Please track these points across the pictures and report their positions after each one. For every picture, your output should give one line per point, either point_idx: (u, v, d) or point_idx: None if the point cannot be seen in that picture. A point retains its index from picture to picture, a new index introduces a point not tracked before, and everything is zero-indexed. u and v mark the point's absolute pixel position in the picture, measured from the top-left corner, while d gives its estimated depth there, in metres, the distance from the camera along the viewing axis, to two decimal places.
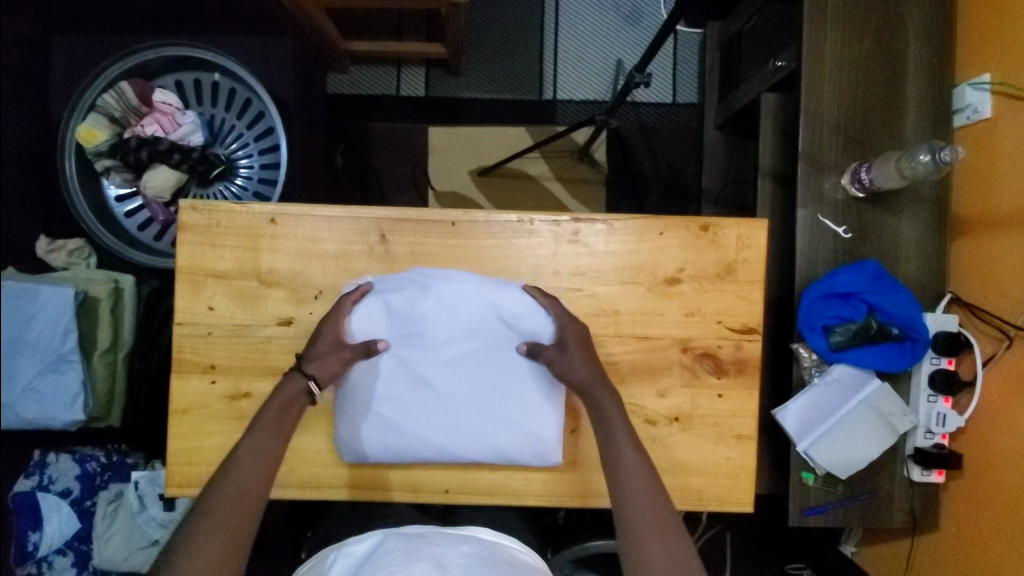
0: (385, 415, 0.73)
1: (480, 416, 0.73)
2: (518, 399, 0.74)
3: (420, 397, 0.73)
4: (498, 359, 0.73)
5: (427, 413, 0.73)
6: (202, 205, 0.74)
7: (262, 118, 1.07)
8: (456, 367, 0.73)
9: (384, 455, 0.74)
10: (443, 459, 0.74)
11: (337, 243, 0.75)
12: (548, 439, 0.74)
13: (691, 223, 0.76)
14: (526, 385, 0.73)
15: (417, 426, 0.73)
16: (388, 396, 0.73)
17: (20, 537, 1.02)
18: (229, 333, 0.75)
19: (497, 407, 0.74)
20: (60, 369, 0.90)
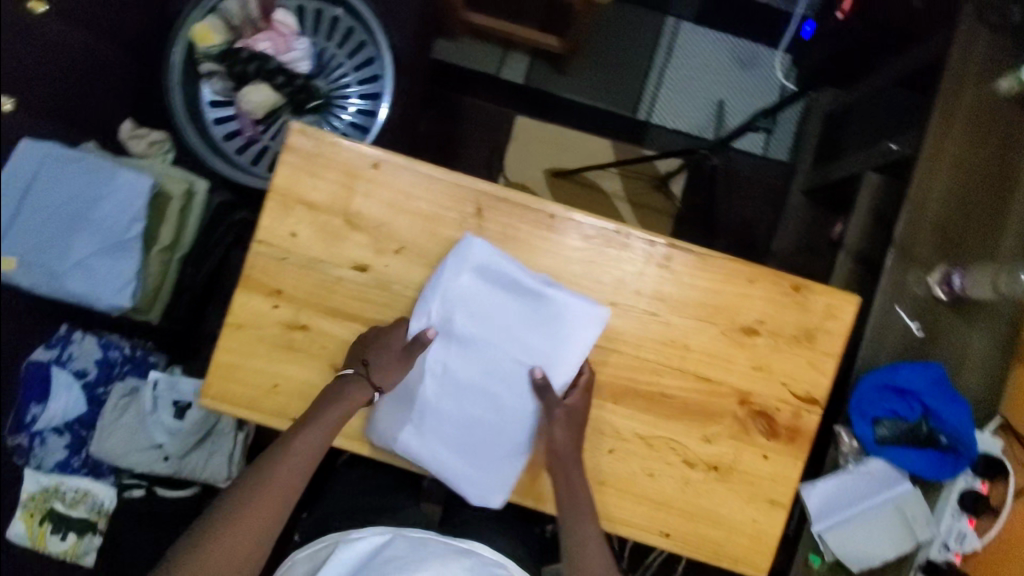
0: (418, 417, 0.71)
1: (502, 381, 0.71)
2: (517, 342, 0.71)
3: (433, 408, 0.71)
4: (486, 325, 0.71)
5: (458, 402, 0.71)
6: (312, 132, 0.73)
7: (371, 65, 1.07)
8: (462, 354, 0.71)
9: (444, 465, 0.72)
10: (494, 436, 0.72)
11: (431, 205, 0.74)
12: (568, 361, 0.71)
13: (783, 279, 0.75)
14: (524, 333, 0.71)
15: (455, 415, 0.71)
16: (411, 424, 0.71)
17: (23, 406, 1.03)
18: (303, 263, 0.74)
19: (506, 361, 0.71)
20: (119, 253, 0.91)
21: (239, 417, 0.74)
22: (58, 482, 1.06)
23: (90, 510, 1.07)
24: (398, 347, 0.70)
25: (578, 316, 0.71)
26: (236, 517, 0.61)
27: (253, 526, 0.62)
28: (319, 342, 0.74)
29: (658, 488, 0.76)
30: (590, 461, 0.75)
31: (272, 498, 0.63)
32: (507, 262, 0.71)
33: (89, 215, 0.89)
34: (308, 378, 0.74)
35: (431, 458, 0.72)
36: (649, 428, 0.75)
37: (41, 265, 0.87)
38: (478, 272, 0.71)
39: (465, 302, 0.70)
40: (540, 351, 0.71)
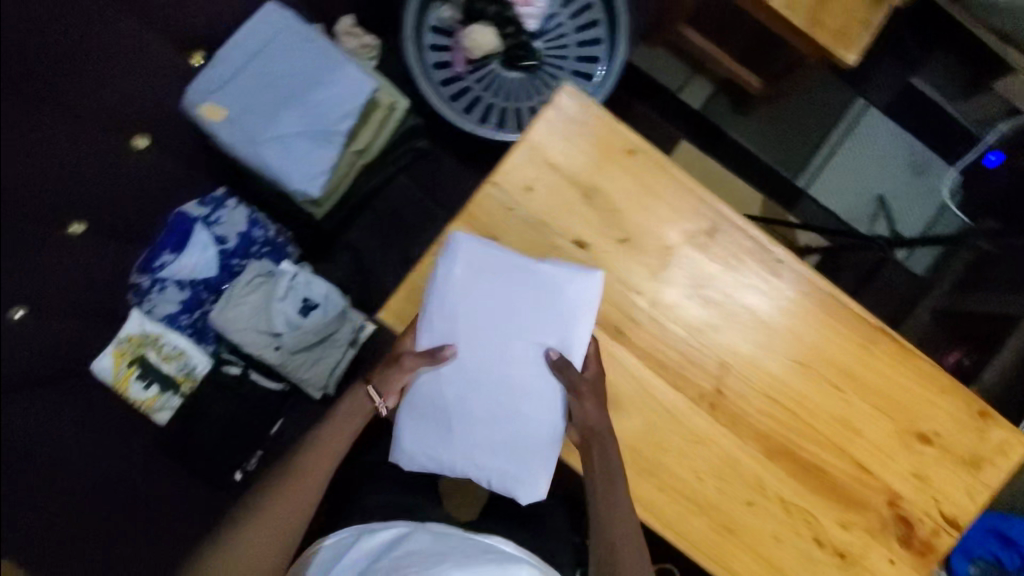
0: (448, 426, 0.66)
1: (523, 369, 0.66)
2: (526, 322, 0.66)
3: (459, 412, 0.66)
4: (493, 318, 0.66)
5: (483, 400, 0.66)
6: (585, 100, 0.73)
7: (596, 46, 1.07)
8: (476, 357, 0.66)
9: (491, 464, 0.66)
10: (528, 427, 0.66)
11: (669, 208, 0.73)
12: (575, 314, 0.67)
13: (972, 401, 0.75)
14: (531, 311, 0.67)
15: (483, 413, 0.66)
16: (431, 440, 0.67)
17: (157, 250, 1.02)
18: (527, 219, 0.73)
19: (522, 344, 0.66)
20: (322, 143, 0.90)
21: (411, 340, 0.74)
22: (160, 334, 1.05)
23: (181, 369, 1.06)
24: (414, 358, 0.66)
25: (566, 273, 0.67)
26: (268, 510, 0.68)
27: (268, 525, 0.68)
28: None
29: (781, 557, 0.74)
30: (727, 507, 0.73)
31: (299, 497, 0.70)
32: (486, 252, 0.67)
33: (308, 96, 0.90)
34: None
35: (476, 467, 0.66)
36: (795, 496, 0.74)
37: (252, 128, 0.89)
38: (471, 270, 0.67)
39: (469, 305, 0.66)
40: (551, 322, 0.66)
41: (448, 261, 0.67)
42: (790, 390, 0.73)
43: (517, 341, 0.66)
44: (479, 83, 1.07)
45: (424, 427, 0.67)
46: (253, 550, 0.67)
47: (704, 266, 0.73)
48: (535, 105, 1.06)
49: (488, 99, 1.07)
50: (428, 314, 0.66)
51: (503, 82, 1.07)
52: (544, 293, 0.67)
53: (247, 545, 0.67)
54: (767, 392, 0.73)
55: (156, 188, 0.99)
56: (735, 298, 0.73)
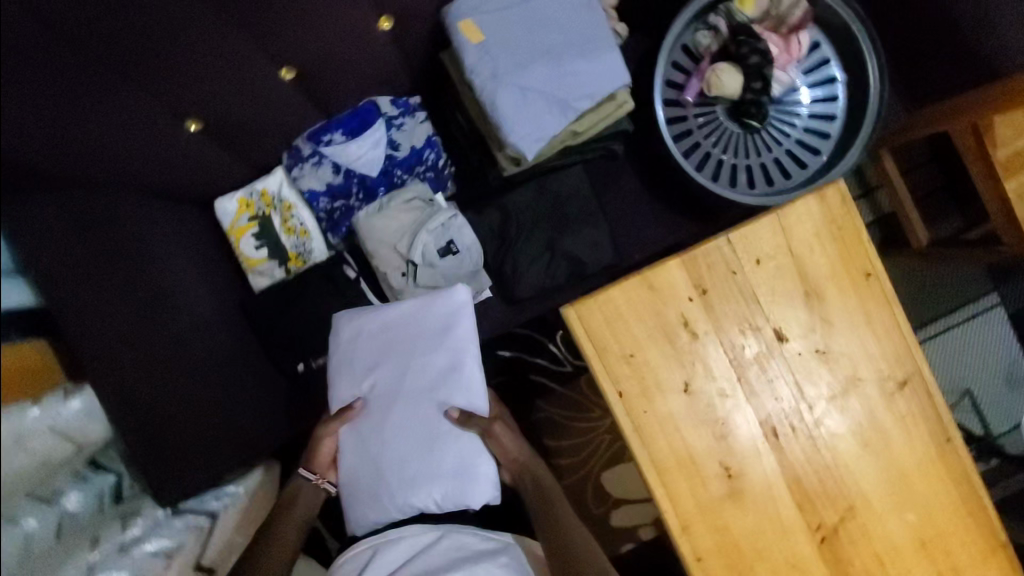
0: (383, 464, 0.87)
1: (424, 403, 0.87)
2: (426, 359, 0.89)
3: (390, 447, 0.88)
4: (387, 374, 0.89)
5: (404, 432, 0.87)
6: (852, 205, 0.71)
7: (823, 138, 1.04)
8: (383, 401, 0.89)
9: (431, 492, 0.86)
10: (443, 444, 0.87)
11: (877, 342, 0.71)
12: (464, 333, 0.89)
13: None
14: (428, 352, 0.89)
15: (404, 444, 0.87)
16: (369, 496, 0.88)
17: (331, 125, 1.00)
18: (743, 288, 0.71)
19: (421, 377, 0.88)
20: (554, 112, 0.87)
21: (577, 345, 0.72)
22: (293, 205, 1.04)
23: (296, 246, 1.04)
24: (342, 411, 0.90)
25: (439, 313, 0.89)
26: (275, 530, 0.90)
27: (269, 545, 0.88)
28: (693, 355, 0.72)
29: None
30: None
31: (301, 510, 0.92)
32: (375, 318, 0.91)
33: (562, 61, 0.87)
34: (658, 372, 0.72)
35: (421, 500, 0.86)
36: None
37: (498, 62, 0.86)
38: (339, 358, 0.91)
39: (360, 376, 0.90)
40: (438, 386, 0.88)
41: (337, 338, 0.92)
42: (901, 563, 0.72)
43: (412, 413, 0.87)
44: (698, 120, 1.05)
45: (365, 487, 0.89)
46: (279, 548, 0.88)
47: (879, 410, 0.72)
48: (738, 165, 1.05)
49: (698, 138, 1.05)
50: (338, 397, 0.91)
51: (720, 129, 1.05)
52: (440, 331, 0.89)
53: (271, 545, 0.88)
54: (879, 554, 0.72)
55: (372, 73, 0.96)
56: (892, 456, 0.72)
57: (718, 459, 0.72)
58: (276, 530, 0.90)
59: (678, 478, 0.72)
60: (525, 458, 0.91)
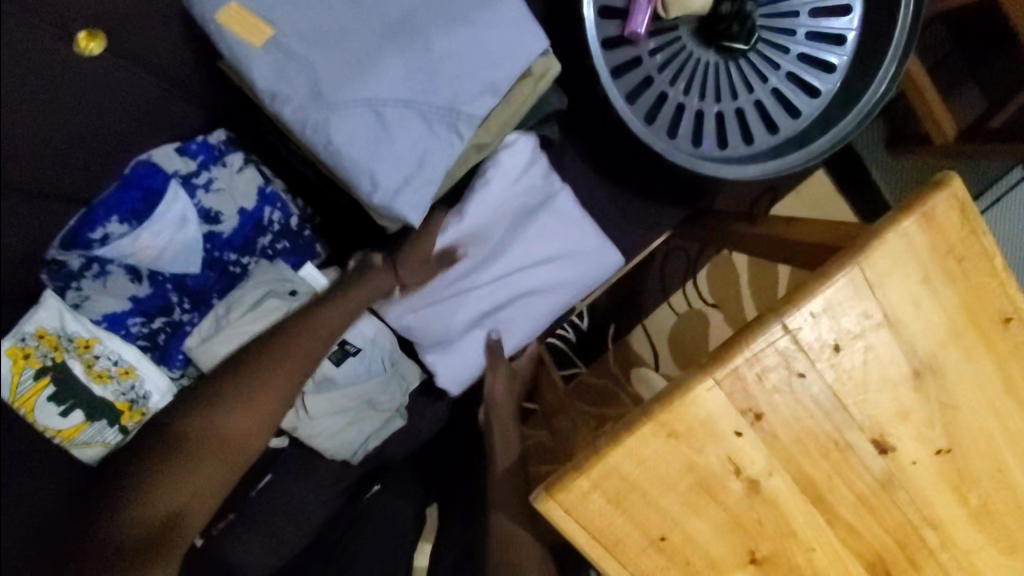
0: (441, 291, 0.68)
1: (524, 285, 0.68)
2: (551, 257, 0.69)
3: (463, 286, 0.68)
4: (552, 222, 0.68)
5: (482, 284, 0.68)
6: (973, 216, 0.41)
7: (835, 46, 0.71)
8: (502, 232, 0.68)
9: (451, 366, 0.68)
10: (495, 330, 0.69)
11: (1017, 414, 0.46)
12: (594, 276, 0.70)
13: None
14: (576, 252, 0.69)
15: (474, 298, 0.68)
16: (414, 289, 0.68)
17: (94, 212, 0.60)
18: (820, 397, 0.43)
19: (539, 265, 0.68)
20: (439, 131, 0.51)
21: (580, 549, 0.44)
22: (93, 338, 0.61)
23: (123, 396, 0.62)
24: (488, 206, 0.66)
25: (588, 266, 0.70)
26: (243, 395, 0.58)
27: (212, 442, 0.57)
28: (756, 514, 0.45)
29: None
30: None
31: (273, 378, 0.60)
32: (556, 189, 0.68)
33: (428, 38, 0.50)
34: (710, 550, 0.45)
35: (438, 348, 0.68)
36: None
37: (319, 71, 0.48)
38: (544, 171, 0.68)
39: (566, 194, 0.68)
40: (540, 300, 0.70)
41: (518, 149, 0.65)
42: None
43: (499, 273, 0.67)
44: (655, 59, 0.69)
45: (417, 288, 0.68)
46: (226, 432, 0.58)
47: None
48: (723, 114, 0.71)
49: (662, 87, 0.69)
50: (503, 179, 0.65)
51: (688, 66, 0.70)
52: (583, 251, 0.69)
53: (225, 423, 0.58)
54: None
55: (112, 109, 0.58)
56: None
57: None
58: (243, 380, 0.59)
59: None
60: (504, 405, 0.71)
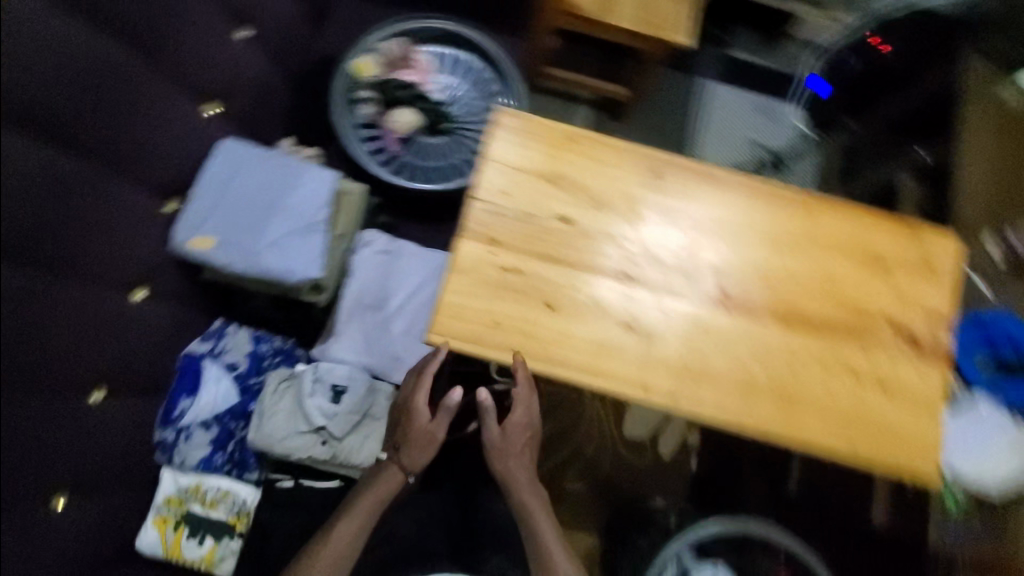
0: (367, 334, 1.10)
1: (410, 307, 1.12)
2: (417, 286, 1.13)
3: (377, 325, 1.11)
4: (406, 266, 1.13)
5: (385, 318, 1.11)
6: (518, 112, 0.90)
7: (497, 97, 1.28)
8: (379, 287, 1.12)
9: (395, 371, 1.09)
10: (409, 339, 1.10)
11: (619, 168, 0.89)
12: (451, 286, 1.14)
13: (902, 222, 0.90)
14: (429, 275, 1.14)
15: (386, 328, 1.10)
16: (350, 341, 1.09)
17: (172, 399, 1.01)
18: (516, 215, 0.85)
19: (412, 292, 1.13)
20: (307, 235, 1.00)
21: (461, 351, 0.81)
22: (199, 482, 1.02)
23: (232, 511, 1.02)
24: (365, 277, 1.11)
25: None
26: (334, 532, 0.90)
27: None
28: (534, 283, 0.83)
29: (835, 400, 0.83)
30: (772, 376, 0.83)
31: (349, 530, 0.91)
32: (400, 248, 1.14)
33: (282, 201, 1.01)
34: (525, 313, 0.83)
35: (381, 365, 1.09)
36: (821, 347, 0.84)
37: (240, 242, 0.97)
38: (386, 242, 1.13)
39: (408, 249, 1.14)
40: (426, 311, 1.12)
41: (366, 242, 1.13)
42: (781, 265, 0.87)
43: (401, 299, 1.12)
44: (413, 154, 1.22)
45: (351, 338, 1.09)
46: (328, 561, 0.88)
47: (662, 198, 0.88)
48: (466, 157, 1.22)
49: (425, 165, 1.21)
50: (364, 259, 1.12)
51: (432, 148, 1.23)
52: (435, 273, 1.14)
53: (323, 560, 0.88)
54: (764, 276, 0.87)
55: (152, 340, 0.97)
56: (699, 216, 0.88)
57: (617, 325, 0.83)
58: (341, 525, 0.91)
59: (607, 363, 0.82)
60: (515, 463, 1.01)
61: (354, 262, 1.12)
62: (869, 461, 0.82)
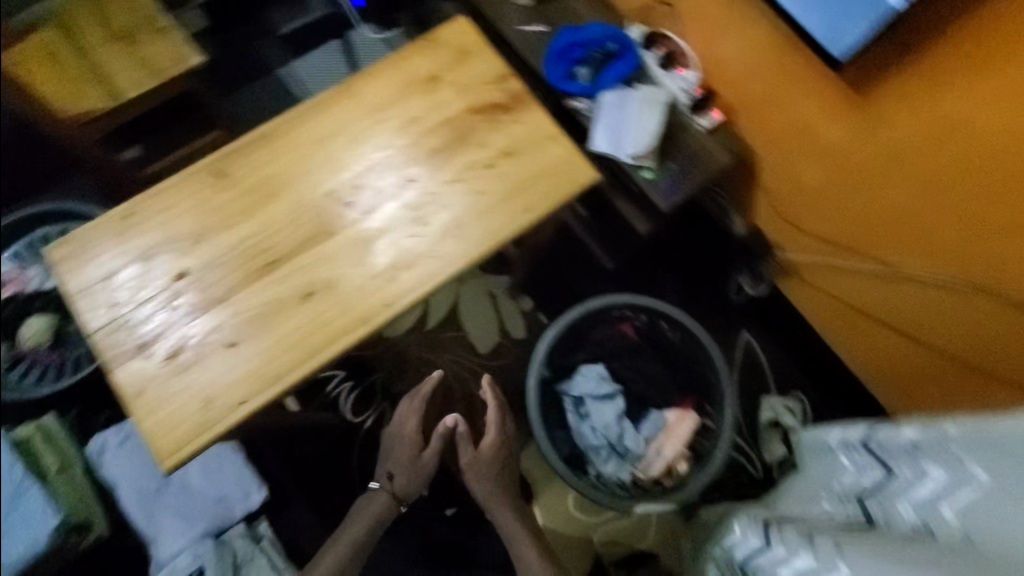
0: (175, 511, 1.03)
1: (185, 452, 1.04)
2: None
3: (176, 495, 1.03)
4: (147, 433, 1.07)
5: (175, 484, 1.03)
6: (65, 238, 0.85)
7: None
8: (145, 471, 1.04)
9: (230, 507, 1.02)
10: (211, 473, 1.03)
11: (185, 196, 0.87)
12: None
13: (420, 43, 0.99)
14: None
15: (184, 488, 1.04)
16: (169, 532, 1.01)
17: None
18: (140, 310, 0.82)
19: None
20: (19, 503, 0.89)
21: (199, 447, 0.76)
22: None
23: None
24: (127, 476, 1.04)
25: None
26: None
27: None
28: (203, 341, 0.81)
29: (490, 195, 0.91)
30: (436, 222, 0.89)
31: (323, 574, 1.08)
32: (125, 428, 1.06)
33: None
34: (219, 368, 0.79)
35: (213, 518, 1.03)
36: (448, 172, 0.92)
37: None
38: (112, 433, 1.06)
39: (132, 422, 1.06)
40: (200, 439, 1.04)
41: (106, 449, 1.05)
42: (373, 145, 0.92)
43: None
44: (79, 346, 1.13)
45: (166, 530, 1.02)
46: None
47: (240, 184, 0.88)
48: None
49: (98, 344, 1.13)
50: (113, 465, 1.04)
51: None
52: None
53: None
54: (366, 165, 0.91)
55: None
56: (280, 171, 0.89)
57: (301, 299, 0.82)
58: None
59: (324, 336, 0.81)
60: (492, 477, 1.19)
61: (105, 477, 1.04)
62: (552, 204, 0.92)
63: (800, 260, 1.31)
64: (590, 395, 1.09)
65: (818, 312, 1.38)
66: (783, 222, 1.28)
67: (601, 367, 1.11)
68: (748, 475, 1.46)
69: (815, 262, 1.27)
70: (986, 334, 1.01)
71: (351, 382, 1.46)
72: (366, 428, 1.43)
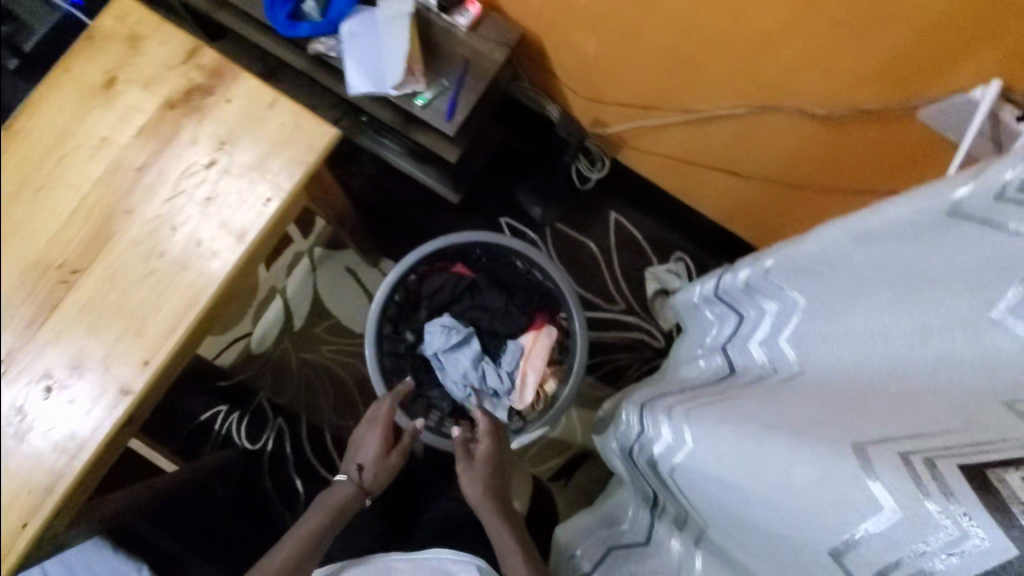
0: None
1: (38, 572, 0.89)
2: None
3: None
4: None
5: None
6: None
7: None
8: None
9: None
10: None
11: None
12: None
13: (79, 46, 0.82)
14: None
15: None
16: None
17: None
18: None
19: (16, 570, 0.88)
20: None
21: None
22: None
23: None
24: None
25: None
26: None
27: None
28: None
29: (222, 195, 0.79)
30: (171, 247, 0.77)
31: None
32: None
33: None
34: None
35: None
36: (165, 185, 0.78)
37: None
38: None
39: None
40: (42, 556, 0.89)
41: None
42: (66, 186, 0.77)
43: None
44: None
45: None
46: None
47: None
48: None
49: None
50: None
51: None
52: None
53: None
54: (66, 212, 0.76)
55: None
56: None
57: (49, 393, 0.72)
58: None
59: (85, 427, 0.72)
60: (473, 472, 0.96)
61: None
62: (296, 181, 0.80)
63: (621, 132, 1.27)
64: (442, 349, 1.04)
65: (658, 176, 1.37)
66: (590, 97, 1.21)
67: (446, 316, 1.06)
68: (651, 348, 1.49)
69: (635, 130, 1.23)
70: (843, 152, 0.96)
71: (236, 412, 1.37)
72: (270, 450, 1.36)
